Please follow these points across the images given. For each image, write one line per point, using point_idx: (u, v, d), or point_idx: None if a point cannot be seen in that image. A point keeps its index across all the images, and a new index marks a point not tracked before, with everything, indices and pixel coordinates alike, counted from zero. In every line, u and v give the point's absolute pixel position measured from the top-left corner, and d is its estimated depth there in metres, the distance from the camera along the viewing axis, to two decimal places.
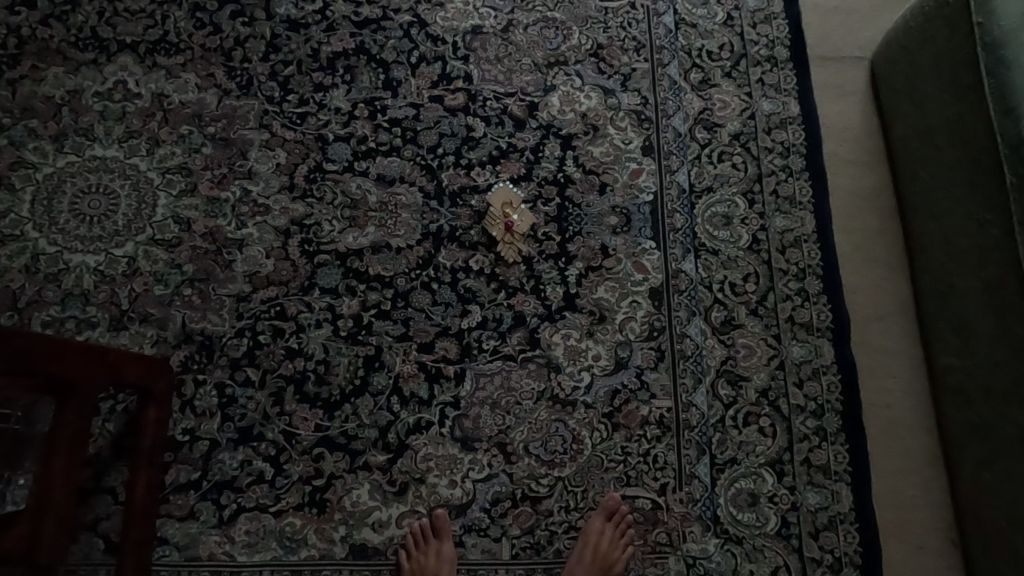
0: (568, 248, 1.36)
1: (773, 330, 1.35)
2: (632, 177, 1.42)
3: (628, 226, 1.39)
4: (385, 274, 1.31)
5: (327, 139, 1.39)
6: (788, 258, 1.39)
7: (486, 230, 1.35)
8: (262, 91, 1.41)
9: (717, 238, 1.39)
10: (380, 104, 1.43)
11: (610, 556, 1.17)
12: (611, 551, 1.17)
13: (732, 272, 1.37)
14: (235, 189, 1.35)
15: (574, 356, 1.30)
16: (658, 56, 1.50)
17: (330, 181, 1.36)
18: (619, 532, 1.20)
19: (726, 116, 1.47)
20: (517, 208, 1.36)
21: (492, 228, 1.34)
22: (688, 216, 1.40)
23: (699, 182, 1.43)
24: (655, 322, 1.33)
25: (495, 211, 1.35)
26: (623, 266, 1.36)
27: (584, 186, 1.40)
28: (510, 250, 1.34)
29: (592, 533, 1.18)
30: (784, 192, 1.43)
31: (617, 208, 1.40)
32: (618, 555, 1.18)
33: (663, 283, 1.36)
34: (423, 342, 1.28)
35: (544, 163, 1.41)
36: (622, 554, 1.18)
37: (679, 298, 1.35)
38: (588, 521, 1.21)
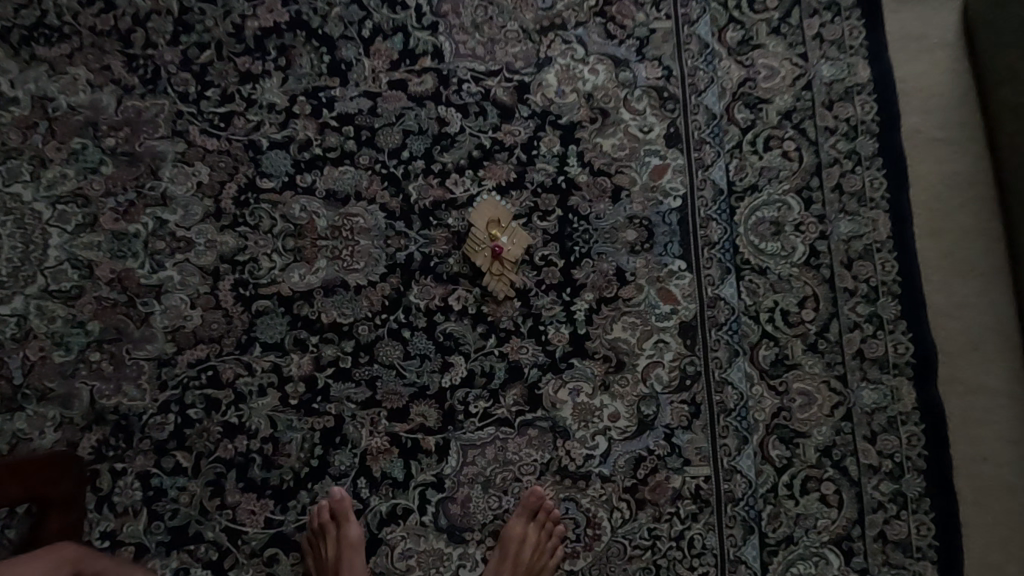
0: (573, 275, 1.07)
1: (838, 370, 1.06)
2: (653, 176, 1.11)
3: (650, 242, 1.08)
4: (342, 323, 1.04)
5: (260, 147, 1.09)
6: (855, 274, 1.08)
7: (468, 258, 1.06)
8: (173, 87, 1.10)
9: (765, 253, 1.09)
10: (326, 95, 1.11)
11: (537, 561, 0.97)
12: (540, 557, 0.97)
13: (784, 296, 1.08)
14: (146, 220, 1.05)
15: (585, 417, 1.03)
16: (685, 11, 1.15)
17: (267, 202, 1.07)
18: (545, 533, 0.99)
19: (774, 88, 1.14)
20: (506, 228, 1.06)
21: (476, 256, 1.05)
22: (727, 224, 1.09)
23: (741, 179, 1.11)
24: (687, 367, 1.05)
25: (478, 233, 1.06)
26: (646, 296, 1.07)
27: (592, 192, 1.09)
28: (500, 284, 1.05)
29: (510, 538, 0.97)
30: (849, 187, 1.11)
31: (635, 219, 1.09)
32: (547, 559, 0.98)
33: (696, 316, 1.07)
34: (395, 408, 1.02)
35: (539, 164, 1.10)
36: (550, 557, 0.98)
37: (717, 333, 1.06)
38: (510, 525, 0.98)
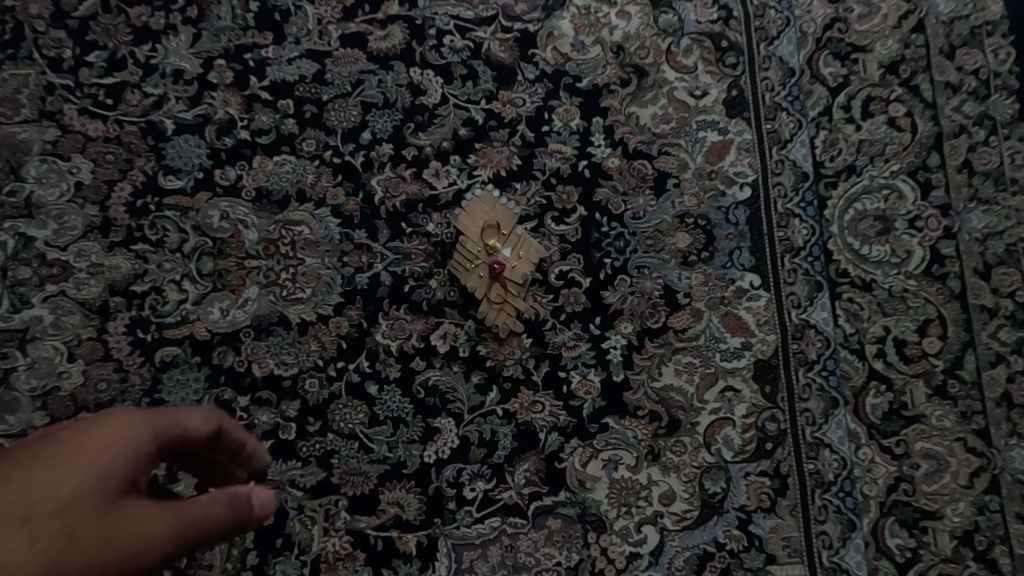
0: (604, 298, 0.77)
1: (975, 423, 0.75)
2: (710, 157, 0.80)
3: (709, 249, 0.78)
4: (283, 376, 0.74)
5: (163, 131, 0.78)
6: (994, 286, 0.77)
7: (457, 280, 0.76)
8: (40, 49, 0.78)
9: (868, 260, 0.78)
10: (255, 57, 0.80)
11: None
12: None
13: (898, 320, 0.77)
14: (4, 238, 0.75)
15: (626, 500, 0.74)
16: None
17: (173, 209, 0.76)
18: None
19: (873, 31, 0.82)
20: (507, 237, 0.75)
21: (467, 278, 0.75)
22: (816, 221, 0.79)
23: (833, 157, 0.80)
24: (765, 424, 0.75)
25: (471, 245, 0.74)
26: (706, 325, 0.77)
27: (626, 183, 0.79)
28: (501, 316, 0.75)
29: None
30: (983, 162, 0.79)
31: (686, 218, 0.79)
32: None
33: (776, 351, 0.77)
34: (359, 495, 0.73)
35: (552, 145, 0.80)
36: None
37: (806, 376, 0.76)
38: None
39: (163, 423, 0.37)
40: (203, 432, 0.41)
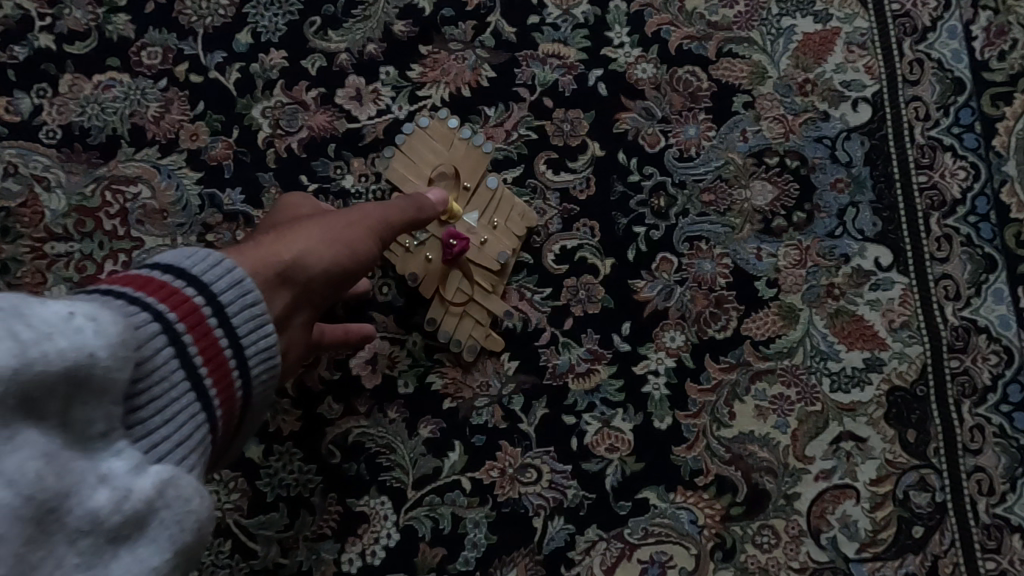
0: (636, 292, 0.47)
1: None
2: (802, 60, 0.49)
3: (805, 208, 0.48)
4: None
5: None
6: None
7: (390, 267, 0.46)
8: None
9: None
10: None
11: None
12: None
13: None
14: None
15: None
16: None
17: None
18: None
19: None
20: (468, 197, 0.46)
21: (407, 265, 0.45)
22: (980, 158, 0.48)
23: (1003, 53, 0.49)
24: (913, 496, 0.45)
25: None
26: (805, 333, 0.47)
27: (667, 104, 0.49)
28: (464, 326, 0.46)
29: None
30: None
31: (767, 157, 0.48)
32: None
33: (925, 373, 0.46)
34: None
35: (545, 47, 0.49)
36: None
37: (977, 414, 0.46)
38: None
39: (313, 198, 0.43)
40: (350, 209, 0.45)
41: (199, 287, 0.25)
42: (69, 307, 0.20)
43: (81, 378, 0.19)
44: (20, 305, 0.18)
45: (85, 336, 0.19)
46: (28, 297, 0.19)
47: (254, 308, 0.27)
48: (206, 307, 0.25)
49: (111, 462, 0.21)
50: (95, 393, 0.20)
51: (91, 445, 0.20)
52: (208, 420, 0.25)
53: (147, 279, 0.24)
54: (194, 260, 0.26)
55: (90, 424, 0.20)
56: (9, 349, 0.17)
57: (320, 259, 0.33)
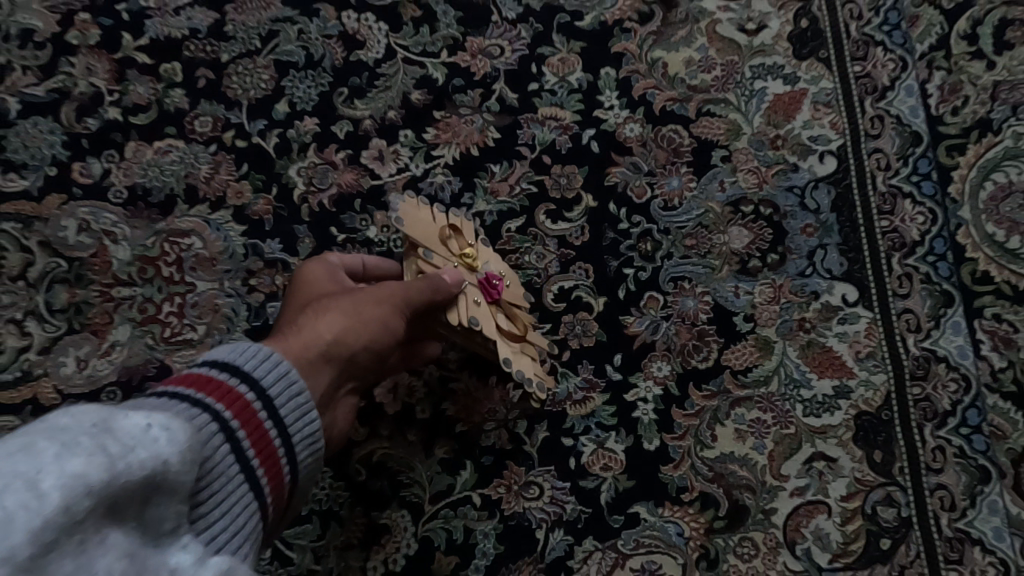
0: (628, 327, 0.53)
1: None
2: (774, 118, 0.55)
3: (778, 250, 0.53)
4: None
5: (5, 112, 0.56)
6: None
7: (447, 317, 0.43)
8: None
9: (1019, 258, 0.53)
10: (131, 7, 0.58)
11: None
12: None
13: None
14: None
15: None
16: None
17: (11, 218, 0.54)
18: None
19: None
20: (477, 248, 0.48)
21: (467, 309, 0.44)
22: (937, 203, 0.53)
23: (956, 108, 0.55)
24: (881, 511, 0.50)
25: (440, 259, 0.45)
26: (780, 363, 0.52)
27: (652, 159, 0.55)
28: (530, 362, 0.47)
29: None
30: None
31: (743, 205, 0.54)
32: None
33: (890, 399, 0.51)
34: None
35: (544, 111, 0.56)
36: None
37: (938, 436, 0.50)
38: None
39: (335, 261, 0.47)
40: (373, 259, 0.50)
41: (252, 385, 0.32)
42: (146, 418, 0.24)
43: (154, 481, 0.23)
44: (109, 422, 0.22)
45: (158, 444, 0.24)
46: (114, 410, 0.23)
47: (297, 400, 0.34)
48: (258, 401, 0.32)
49: (176, 555, 0.24)
50: (167, 493, 0.24)
51: (160, 538, 0.24)
52: (253, 495, 0.31)
53: (208, 378, 0.30)
54: (245, 359, 0.33)
55: (161, 521, 0.24)
56: (100, 462, 0.21)
57: (351, 347, 0.41)
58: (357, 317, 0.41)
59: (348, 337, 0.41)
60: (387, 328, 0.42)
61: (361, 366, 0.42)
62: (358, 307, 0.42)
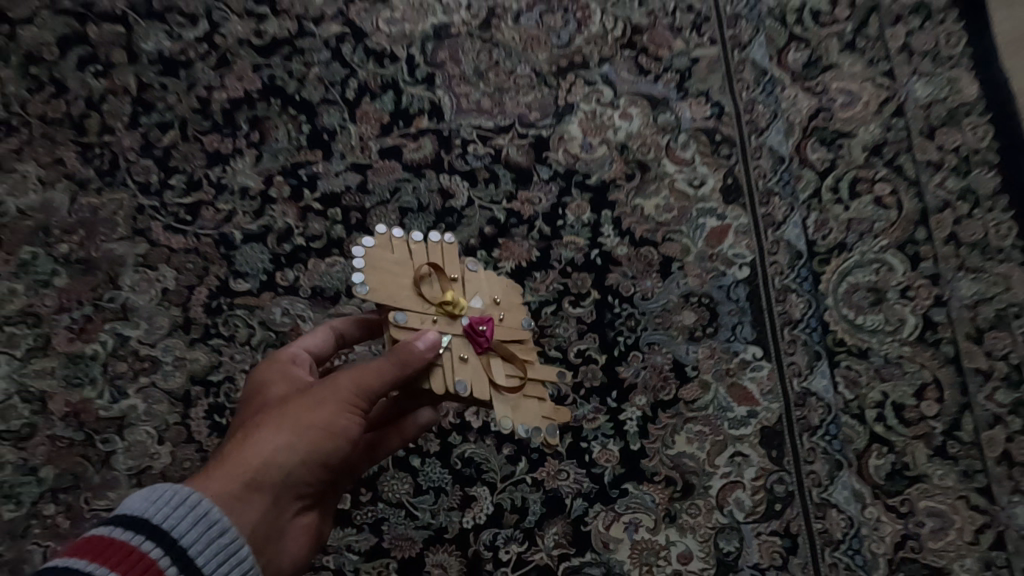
0: (620, 374, 0.85)
1: (982, 482, 0.80)
2: (710, 242, 0.89)
3: (713, 325, 0.86)
4: None
5: (233, 241, 0.92)
6: (993, 350, 0.82)
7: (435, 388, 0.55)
8: (133, 178, 0.95)
9: (863, 329, 0.85)
10: (307, 172, 0.94)
11: None
12: None
13: (896, 386, 0.83)
14: (106, 338, 0.89)
15: (647, 560, 0.81)
16: (731, 33, 0.95)
17: (242, 308, 0.90)
18: None
19: (855, 118, 0.91)
20: (455, 285, 0.58)
21: (456, 369, 0.55)
22: (812, 295, 0.86)
23: (824, 235, 0.88)
24: (775, 487, 0.82)
25: (414, 314, 0.55)
26: (714, 395, 0.84)
27: (635, 268, 0.88)
28: (525, 407, 0.57)
29: None
30: (969, 236, 0.87)
31: (690, 297, 0.87)
32: None
33: (782, 418, 0.83)
34: (407, 558, 0.81)
35: (567, 238, 0.90)
36: None
37: (810, 440, 0.82)
38: None
39: (290, 369, 0.60)
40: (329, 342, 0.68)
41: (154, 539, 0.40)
42: None
43: None
44: None
45: None
46: None
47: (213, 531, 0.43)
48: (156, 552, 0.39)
49: None
50: None
51: None
52: None
53: (110, 541, 0.39)
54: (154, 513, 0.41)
55: None
56: None
57: (288, 454, 0.51)
58: (299, 431, 0.51)
59: (284, 452, 0.51)
60: (326, 431, 0.52)
61: (303, 475, 0.52)
62: (288, 421, 0.51)
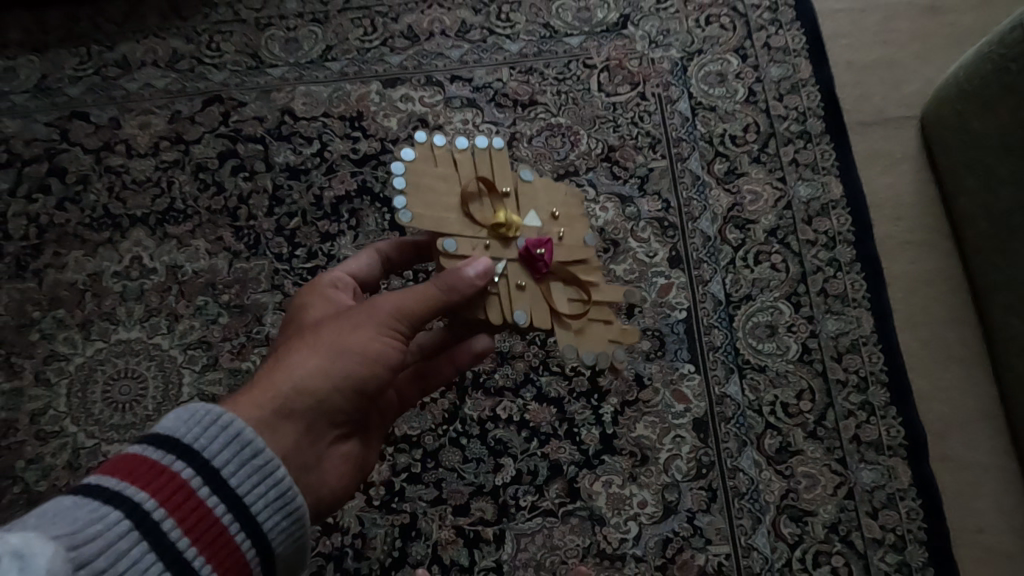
0: (600, 382, 1.28)
1: (837, 454, 1.22)
2: (660, 294, 1.31)
3: (662, 349, 1.29)
4: (411, 435, 1.26)
5: None
6: (845, 366, 1.26)
7: (504, 323, 0.76)
8: (270, 250, 1.40)
9: (762, 352, 1.27)
10: None
11: None
12: None
13: (783, 391, 1.25)
14: (255, 358, 1.33)
15: (617, 506, 1.22)
16: (677, 150, 1.39)
17: None
18: None
19: (759, 210, 1.35)
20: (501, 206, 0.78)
21: (520, 291, 0.76)
22: (728, 329, 1.29)
23: (737, 289, 1.31)
24: (702, 457, 1.23)
25: (462, 234, 0.76)
26: (662, 396, 1.26)
27: None
28: (592, 331, 0.79)
29: None
30: (833, 290, 1.30)
31: (648, 330, 1.30)
32: None
33: (707, 412, 1.25)
34: (458, 504, 1.23)
35: None
36: None
37: (726, 426, 1.24)
38: None
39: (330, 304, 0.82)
40: (373, 263, 0.96)
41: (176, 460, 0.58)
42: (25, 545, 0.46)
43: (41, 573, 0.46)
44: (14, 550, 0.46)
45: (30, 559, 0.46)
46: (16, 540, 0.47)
47: (229, 453, 0.60)
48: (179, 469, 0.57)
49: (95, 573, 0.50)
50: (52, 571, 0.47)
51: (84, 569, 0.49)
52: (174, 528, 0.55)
53: (144, 463, 0.56)
54: (179, 439, 0.59)
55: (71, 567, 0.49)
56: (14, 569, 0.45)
57: (319, 383, 0.70)
58: (329, 362, 0.71)
59: (319, 377, 0.70)
60: (351, 361, 0.72)
61: (337, 397, 0.72)
62: (321, 353, 0.72)
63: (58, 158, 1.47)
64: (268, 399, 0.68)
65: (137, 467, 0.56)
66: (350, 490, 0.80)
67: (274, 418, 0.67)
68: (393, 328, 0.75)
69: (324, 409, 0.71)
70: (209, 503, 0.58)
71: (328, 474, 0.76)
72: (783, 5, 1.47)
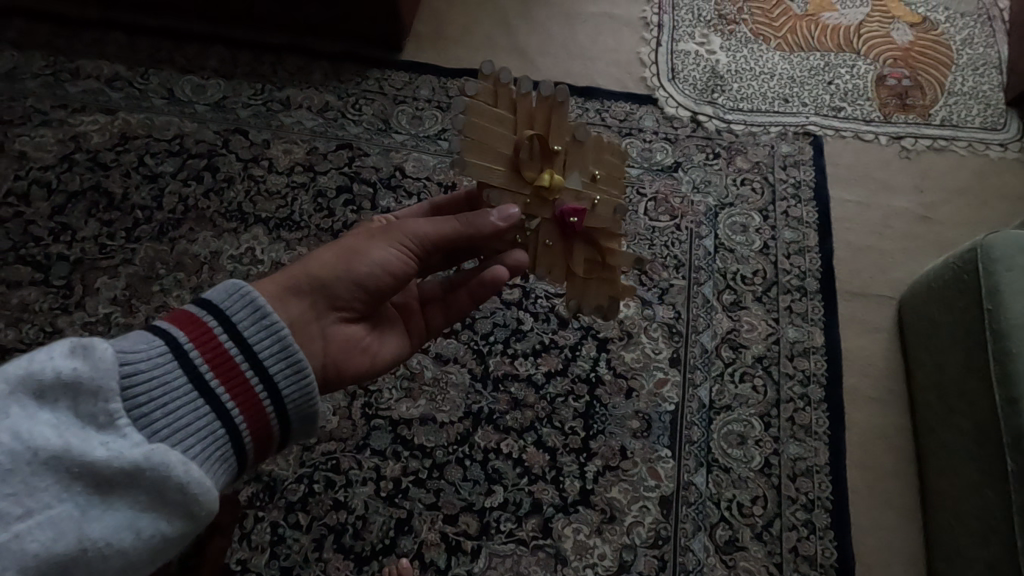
0: (590, 444, 1.51)
1: (775, 558, 1.43)
2: (656, 385, 1.58)
3: (646, 431, 1.53)
4: (427, 446, 1.50)
5: None
6: (797, 487, 1.48)
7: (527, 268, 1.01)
8: None
9: (730, 456, 1.51)
10: None
11: None
12: None
13: (740, 492, 1.48)
14: None
15: (581, 551, 1.42)
16: (695, 275, 1.70)
17: None
18: None
19: (752, 339, 1.63)
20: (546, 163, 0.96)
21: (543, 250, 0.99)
22: (704, 429, 1.54)
23: (720, 399, 1.57)
24: (661, 530, 1.44)
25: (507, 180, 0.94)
26: (639, 470, 1.49)
27: (612, 389, 1.57)
28: (594, 288, 1.04)
29: None
30: (800, 420, 1.54)
31: (639, 413, 1.55)
32: None
33: (673, 493, 1.47)
34: (449, 514, 1.45)
35: (579, 361, 1.59)
36: None
37: (686, 510, 1.46)
38: None
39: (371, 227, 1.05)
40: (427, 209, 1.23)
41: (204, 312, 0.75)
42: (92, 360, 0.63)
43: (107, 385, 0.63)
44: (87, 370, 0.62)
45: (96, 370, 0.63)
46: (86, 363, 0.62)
47: (246, 307, 0.77)
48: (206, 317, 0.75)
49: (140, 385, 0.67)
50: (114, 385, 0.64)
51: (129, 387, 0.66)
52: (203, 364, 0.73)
53: (184, 316, 0.74)
54: (208, 298, 0.76)
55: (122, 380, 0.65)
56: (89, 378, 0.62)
57: (330, 272, 0.91)
58: (342, 263, 0.92)
59: (330, 271, 0.91)
60: (364, 264, 0.93)
61: (343, 286, 0.92)
62: (337, 254, 0.93)
63: (216, 159, 1.87)
64: (288, 276, 0.89)
65: (179, 314, 0.75)
66: (358, 374, 0.99)
67: (285, 293, 0.87)
68: (399, 246, 0.95)
69: (330, 294, 0.91)
70: (229, 346, 0.74)
71: (336, 349, 0.93)
72: (804, 185, 1.83)
